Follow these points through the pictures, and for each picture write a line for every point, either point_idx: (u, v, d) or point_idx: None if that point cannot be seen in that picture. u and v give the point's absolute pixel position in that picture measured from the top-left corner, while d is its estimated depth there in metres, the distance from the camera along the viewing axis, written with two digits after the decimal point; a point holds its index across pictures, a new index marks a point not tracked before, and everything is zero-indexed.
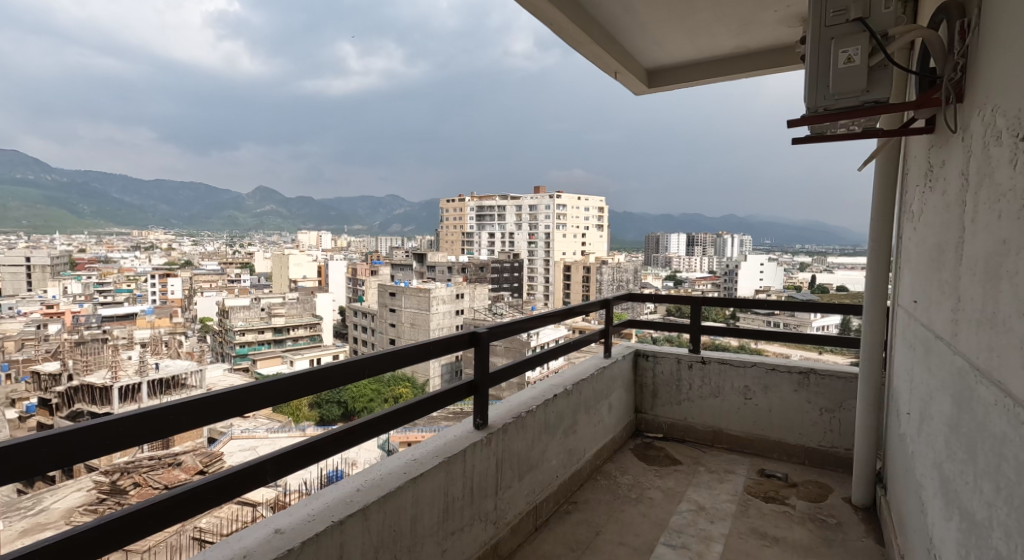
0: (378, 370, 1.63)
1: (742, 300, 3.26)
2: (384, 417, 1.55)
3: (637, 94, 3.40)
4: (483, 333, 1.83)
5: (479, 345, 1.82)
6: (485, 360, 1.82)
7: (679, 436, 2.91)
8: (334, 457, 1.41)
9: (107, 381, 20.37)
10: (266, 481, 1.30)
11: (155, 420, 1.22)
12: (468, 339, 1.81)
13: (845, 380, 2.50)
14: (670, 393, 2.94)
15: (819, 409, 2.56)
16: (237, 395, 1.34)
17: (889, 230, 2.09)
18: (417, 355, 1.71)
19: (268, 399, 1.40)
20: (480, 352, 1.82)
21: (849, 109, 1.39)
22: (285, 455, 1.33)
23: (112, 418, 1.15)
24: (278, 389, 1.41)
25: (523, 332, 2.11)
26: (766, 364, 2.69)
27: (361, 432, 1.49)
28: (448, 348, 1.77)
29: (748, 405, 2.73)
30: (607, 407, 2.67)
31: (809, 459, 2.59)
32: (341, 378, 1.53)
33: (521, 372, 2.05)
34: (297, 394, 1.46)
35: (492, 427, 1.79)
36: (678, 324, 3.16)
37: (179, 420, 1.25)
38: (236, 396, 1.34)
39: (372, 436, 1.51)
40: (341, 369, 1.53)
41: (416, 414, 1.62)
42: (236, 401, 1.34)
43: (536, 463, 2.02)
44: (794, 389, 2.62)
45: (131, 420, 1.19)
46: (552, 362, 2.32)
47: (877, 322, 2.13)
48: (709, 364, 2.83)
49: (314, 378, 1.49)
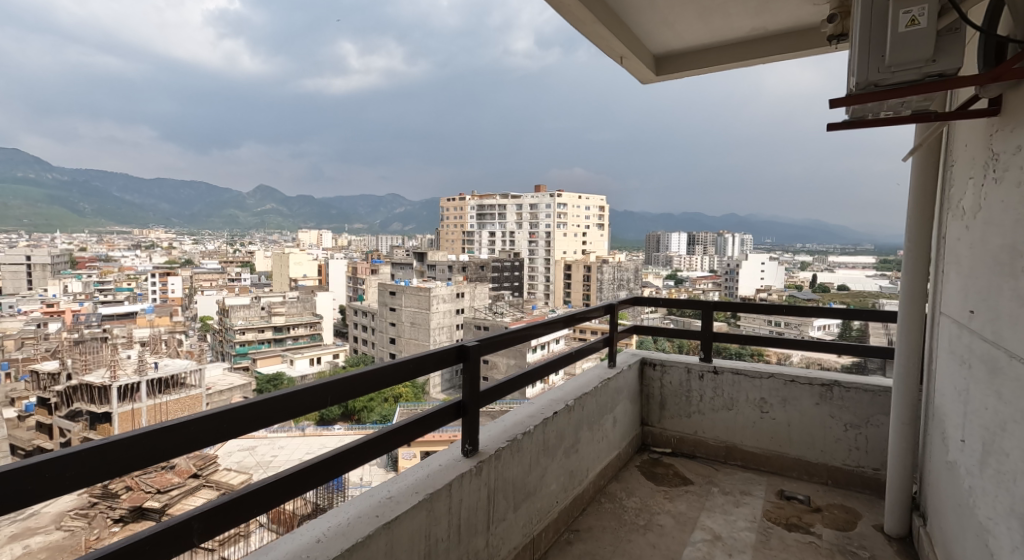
0: (353, 392, 1.43)
1: (755, 304, 3.04)
2: (361, 447, 1.36)
3: (644, 82, 3.18)
4: (471, 347, 1.62)
5: (466, 356, 1.61)
6: (475, 380, 1.61)
7: (689, 451, 2.70)
8: (305, 494, 1.25)
9: (104, 381, 20.07)
10: (193, 543, 1.09)
11: (86, 459, 1.06)
12: (453, 352, 1.59)
13: (871, 393, 2.28)
14: (679, 405, 2.73)
15: (843, 425, 2.35)
16: (183, 427, 1.17)
17: (927, 234, 1.90)
18: (399, 370, 1.52)
19: (228, 431, 1.24)
20: (469, 369, 1.60)
21: (908, 84, 1.20)
22: (246, 498, 1.17)
23: (33, 460, 1.02)
24: (230, 416, 1.25)
25: (516, 343, 1.91)
26: (785, 375, 2.47)
27: (335, 467, 1.31)
28: (434, 364, 1.57)
29: (763, 420, 2.52)
30: (611, 421, 2.46)
31: (831, 479, 2.37)
32: (310, 400, 1.35)
33: (516, 388, 1.84)
34: (258, 421, 1.30)
35: (481, 453, 1.57)
36: (686, 331, 2.94)
37: (118, 459, 1.10)
38: (188, 428, 1.17)
39: (345, 471, 1.33)
40: (308, 395, 1.35)
41: (398, 441, 1.43)
42: (190, 434, 1.18)
43: (533, 491, 1.80)
44: (815, 403, 2.40)
45: (57, 463, 1.03)
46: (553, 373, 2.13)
47: (911, 332, 1.93)
48: (722, 374, 2.62)
49: (280, 400, 1.31)
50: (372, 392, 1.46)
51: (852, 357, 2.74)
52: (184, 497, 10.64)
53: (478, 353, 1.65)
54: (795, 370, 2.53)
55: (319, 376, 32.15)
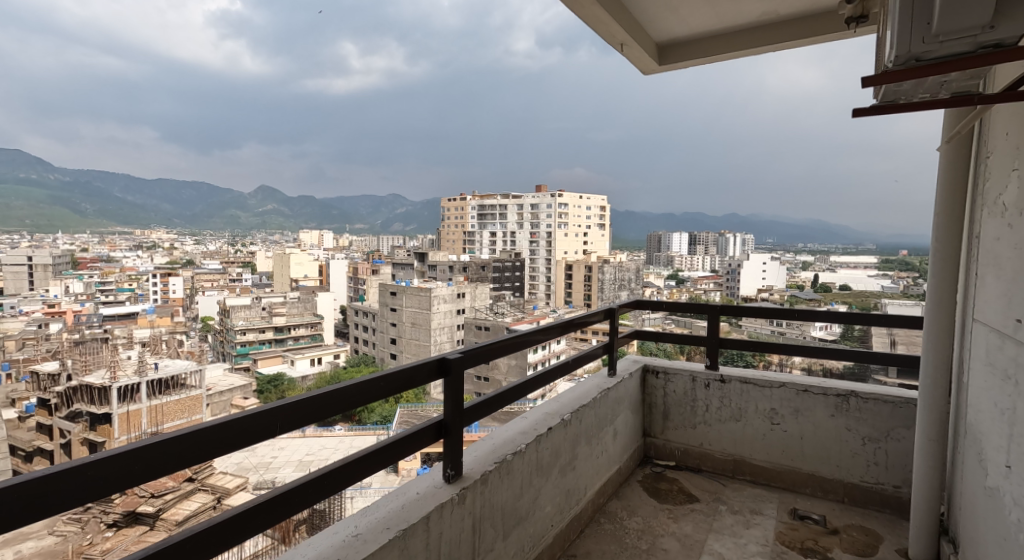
0: (316, 413, 1.25)
1: (758, 306, 2.88)
2: (337, 472, 1.23)
3: (647, 73, 3.02)
4: (453, 359, 1.46)
5: (452, 366, 1.46)
6: (460, 396, 1.46)
7: (694, 465, 2.54)
8: (270, 529, 1.11)
9: (104, 382, 19.92)
10: None
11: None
12: (435, 364, 1.44)
13: (891, 404, 2.12)
14: (683, 415, 2.57)
15: (861, 438, 2.18)
16: (132, 453, 1.01)
17: (957, 234, 1.74)
18: (378, 387, 1.35)
19: (187, 457, 1.08)
20: (455, 380, 1.44)
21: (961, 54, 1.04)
22: (201, 533, 1.02)
23: None
24: (172, 444, 1.06)
25: (505, 354, 1.74)
26: (797, 385, 2.31)
27: (305, 496, 1.17)
28: (418, 377, 1.41)
29: (773, 433, 2.36)
30: (612, 433, 2.30)
31: (846, 496, 2.21)
32: (278, 420, 1.20)
33: (506, 403, 1.67)
34: (204, 452, 1.11)
35: (466, 479, 1.41)
36: (691, 337, 2.78)
37: (50, 496, 0.92)
38: (135, 456, 1.01)
39: (315, 500, 1.20)
40: (274, 413, 1.19)
41: (375, 466, 1.28)
42: (138, 465, 1.03)
43: (525, 515, 1.64)
44: (829, 414, 2.24)
45: None
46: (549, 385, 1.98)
47: (941, 342, 1.77)
48: (729, 383, 2.46)
49: (246, 419, 1.15)
50: (345, 411, 1.29)
51: (859, 363, 2.57)
52: (179, 501, 10.40)
53: (463, 364, 1.49)
54: (806, 377, 2.38)
55: (319, 377, 32.05)
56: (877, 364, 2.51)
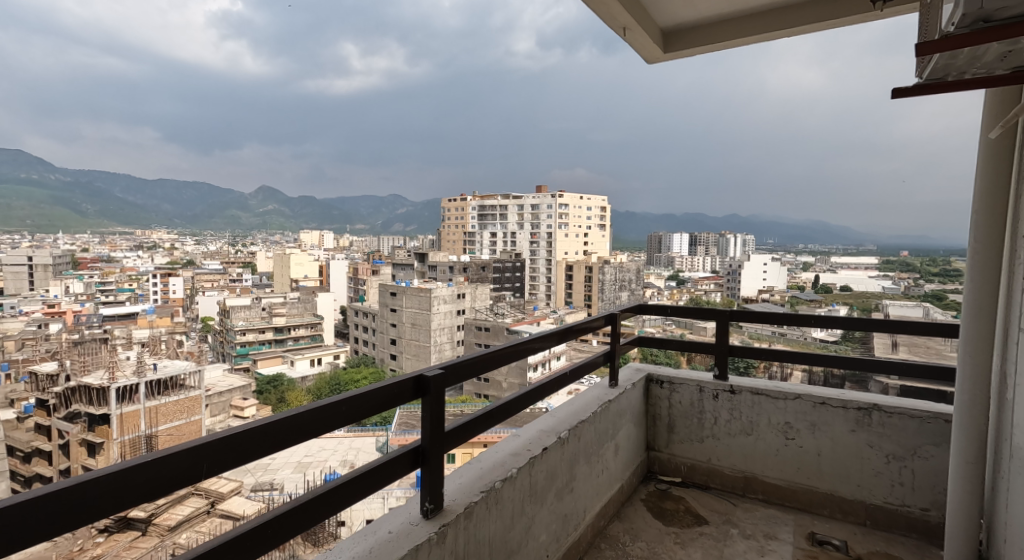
0: (263, 449, 1.09)
1: (769, 312, 2.70)
2: (307, 505, 1.08)
3: (650, 63, 2.89)
4: (433, 374, 1.30)
5: (431, 383, 1.30)
6: (441, 416, 1.30)
7: (701, 482, 2.36)
8: None
9: (104, 382, 19.74)
10: None
11: None
12: (413, 383, 1.28)
13: (918, 419, 1.94)
14: (690, 428, 2.40)
15: (884, 456, 2.01)
16: (43, 500, 0.86)
17: (999, 227, 1.60)
18: (346, 409, 1.18)
19: (113, 498, 0.92)
20: (435, 399, 1.28)
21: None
22: None
23: None
24: (100, 484, 0.91)
25: (487, 371, 1.58)
26: (813, 396, 2.14)
27: (264, 538, 1.02)
28: (396, 397, 1.26)
29: (788, 449, 2.18)
30: (613, 451, 2.13)
31: (870, 521, 2.02)
32: (226, 454, 1.03)
33: (493, 421, 1.50)
34: (136, 493, 0.95)
35: (447, 513, 1.25)
36: (700, 344, 2.59)
37: None
38: (56, 500, 0.87)
39: (275, 544, 1.04)
40: (210, 448, 1.01)
41: (346, 500, 1.14)
42: (53, 513, 0.87)
43: (516, 548, 1.47)
44: (849, 430, 2.07)
45: None
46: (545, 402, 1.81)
47: (978, 359, 1.62)
48: (739, 394, 2.29)
49: (193, 450, 1.00)
50: (306, 439, 1.13)
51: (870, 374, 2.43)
52: (172, 507, 10.18)
53: (444, 381, 1.33)
54: (818, 387, 2.23)
55: (319, 378, 31.92)
56: (886, 375, 2.39)
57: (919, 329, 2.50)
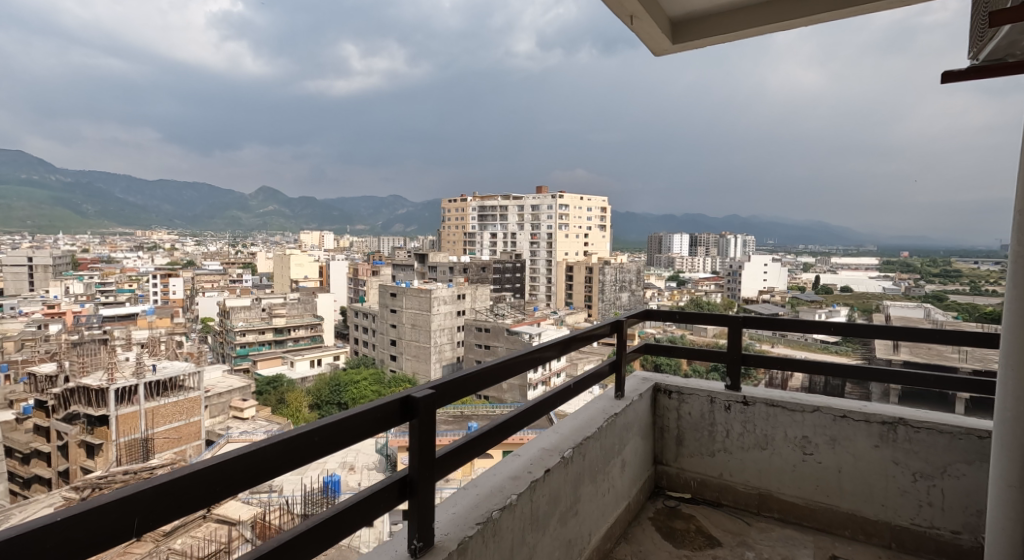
0: (218, 492, 0.97)
1: (779, 318, 2.58)
2: (280, 549, 0.97)
3: (658, 54, 2.77)
4: (420, 397, 1.19)
5: (420, 404, 1.20)
6: (431, 445, 1.19)
7: (713, 498, 2.23)
8: None
9: (102, 383, 19.43)
10: None
11: None
12: (398, 404, 1.18)
13: (949, 435, 1.82)
14: (701, 441, 2.27)
15: (911, 475, 1.88)
16: None
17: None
18: (321, 434, 1.09)
19: (50, 551, 0.83)
20: (420, 424, 1.18)
21: None
22: None
23: None
24: (37, 530, 0.81)
25: (480, 390, 1.46)
26: (833, 409, 2.01)
27: None
28: (376, 425, 1.16)
29: (806, 465, 2.04)
30: (619, 466, 2.01)
31: (896, 543, 1.90)
32: (187, 485, 0.94)
33: (485, 445, 1.38)
34: (76, 543, 0.85)
35: (435, 552, 1.13)
36: (712, 352, 2.46)
37: None
38: None
39: None
40: (150, 494, 0.90)
41: (329, 540, 1.02)
42: None
43: None
44: (872, 445, 1.94)
45: None
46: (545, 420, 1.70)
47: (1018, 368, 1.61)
48: (753, 406, 2.17)
49: (150, 494, 0.91)
50: (271, 473, 1.03)
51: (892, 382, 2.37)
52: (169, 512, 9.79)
53: (432, 404, 1.22)
54: (836, 399, 2.12)
55: (318, 378, 31.88)
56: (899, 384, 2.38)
57: (934, 336, 2.47)
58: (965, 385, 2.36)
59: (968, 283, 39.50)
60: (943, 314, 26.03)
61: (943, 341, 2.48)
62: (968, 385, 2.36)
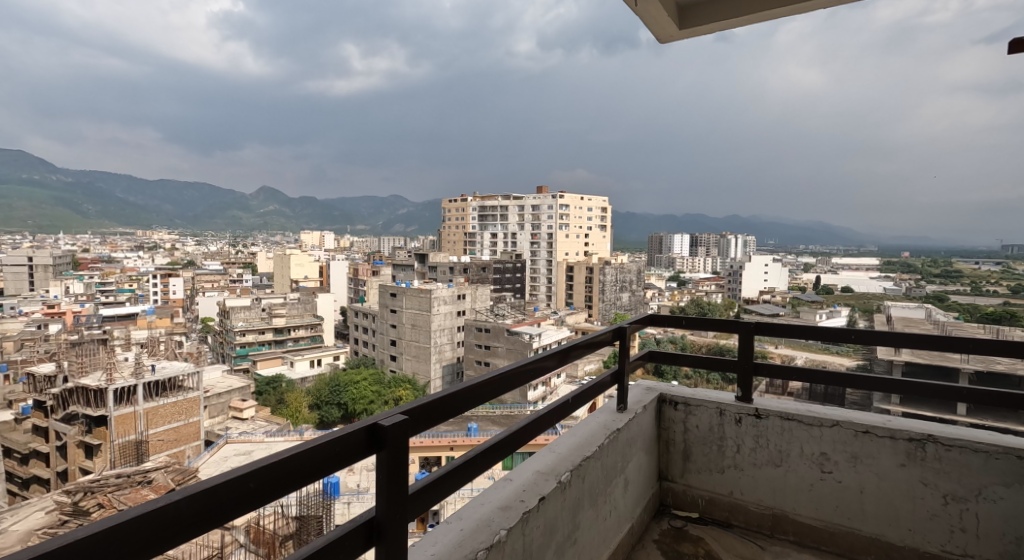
0: (166, 532, 0.87)
1: (786, 325, 2.46)
2: None
3: (664, 40, 2.64)
4: (390, 424, 1.09)
5: (389, 432, 1.10)
6: (404, 474, 1.08)
7: (723, 517, 2.08)
8: None
9: (101, 383, 19.20)
10: None
11: None
12: (365, 433, 1.07)
13: (984, 455, 1.74)
14: (708, 457, 2.13)
15: (941, 497, 1.78)
16: None
17: None
18: (291, 461, 1.00)
19: None
20: (390, 454, 1.09)
21: None
22: None
23: None
24: None
25: (457, 405, 1.35)
26: (852, 424, 1.90)
27: None
28: (342, 458, 1.06)
29: (821, 485, 1.93)
30: (623, 485, 1.85)
31: None
32: (136, 531, 0.83)
33: (466, 477, 1.26)
34: None
35: None
36: (717, 359, 2.32)
37: None
38: None
39: None
40: (84, 546, 0.78)
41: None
42: None
43: None
44: (898, 464, 1.83)
45: None
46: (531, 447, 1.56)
47: None
48: (766, 419, 2.03)
49: (86, 548, 0.79)
50: (228, 511, 0.93)
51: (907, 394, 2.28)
52: None
53: (407, 431, 1.11)
54: (851, 411, 2.01)
55: (318, 379, 31.74)
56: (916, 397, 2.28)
57: (942, 347, 2.34)
58: (978, 396, 2.25)
59: (968, 284, 39.72)
60: (944, 315, 26.08)
61: (956, 349, 2.35)
62: (976, 398, 2.27)
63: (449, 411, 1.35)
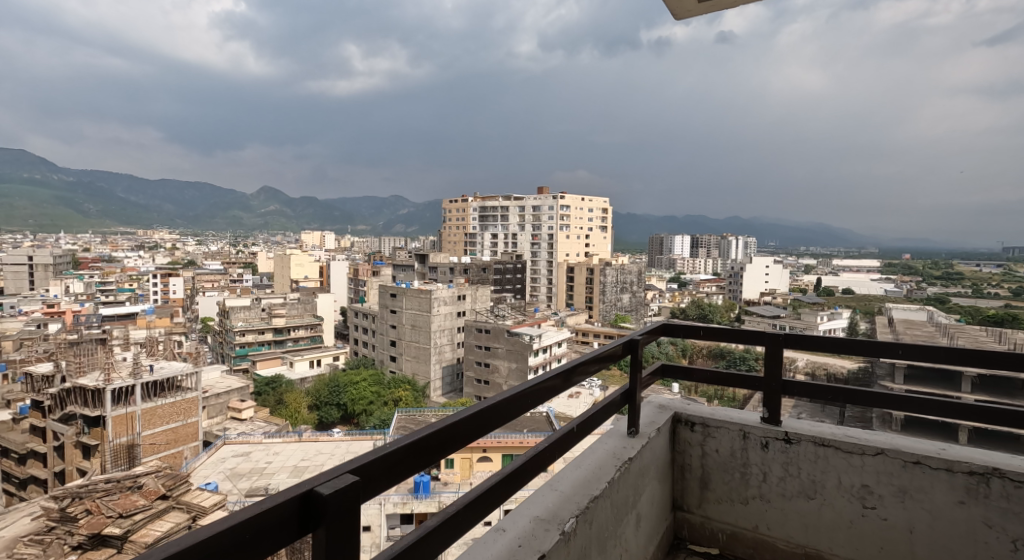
0: None
1: (815, 339, 2.23)
2: None
3: (682, 12, 2.38)
4: (334, 492, 0.91)
5: (330, 500, 0.91)
6: (348, 537, 0.92)
7: (749, 554, 1.98)
8: None
9: (99, 384, 18.84)
10: None
11: None
12: (303, 501, 0.89)
13: None
14: (732, 486, 2.03)
15: (1008, 541, 1.69)
16: None
17: None
18: (237, 533, 0.83)
19: None
20: (333, 530, 0.90)
21: None
22: None
23: None
24: None
25: (437, 443, 1.18)
26: (903, 455, 1.81)
27: None
28: (274, 535, 0.87)
29: (865, 519, 1.84)
30: (635, 522, 1.63)
31: None
32: None
33: (453, 536, 1.11)
34: None
35: None
36: (734, 377, 2.12)
37: None
38: None
39: None
40: None
41: None
42: None
43: None
44: (956, 501, 1.75)
45: None
46: (528, 485, 1.38)
47: None
48: (799, 444, 1.94)
49: None
50: None
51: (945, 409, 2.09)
52: (150, 523, 9.11)
53: (357, 496, 0.94)
54: (895, 438, 1.93)
55: (317, 379, 31.51)
56: (958, 420, 2.04)
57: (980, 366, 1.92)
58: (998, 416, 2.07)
59: (970, 287, 39.57)
60: (946, 317, 25.90)
61: (1005, 367, 1.99)
62: (1004, 420, 1.95)
63: (436, 451, 1.19)
